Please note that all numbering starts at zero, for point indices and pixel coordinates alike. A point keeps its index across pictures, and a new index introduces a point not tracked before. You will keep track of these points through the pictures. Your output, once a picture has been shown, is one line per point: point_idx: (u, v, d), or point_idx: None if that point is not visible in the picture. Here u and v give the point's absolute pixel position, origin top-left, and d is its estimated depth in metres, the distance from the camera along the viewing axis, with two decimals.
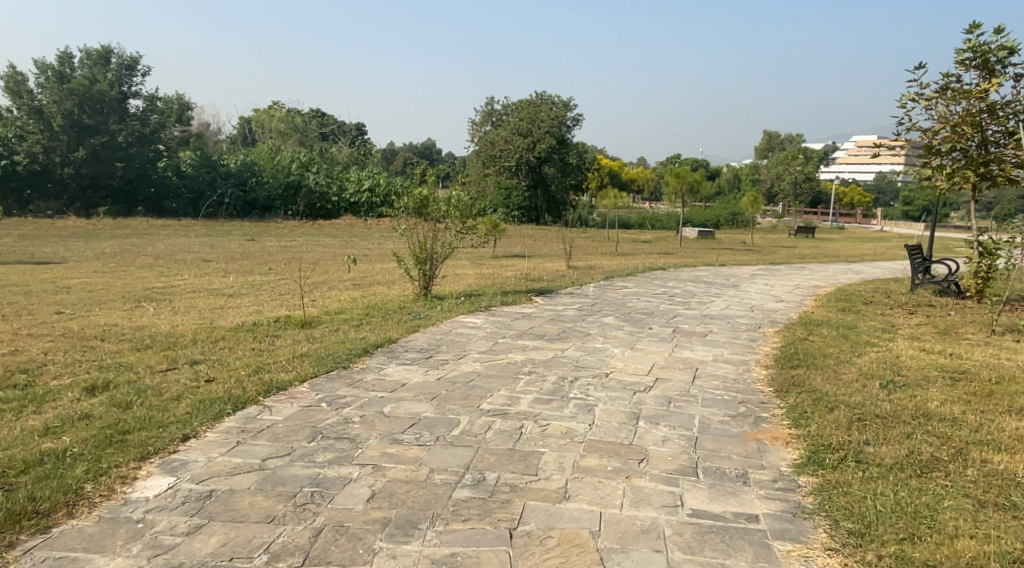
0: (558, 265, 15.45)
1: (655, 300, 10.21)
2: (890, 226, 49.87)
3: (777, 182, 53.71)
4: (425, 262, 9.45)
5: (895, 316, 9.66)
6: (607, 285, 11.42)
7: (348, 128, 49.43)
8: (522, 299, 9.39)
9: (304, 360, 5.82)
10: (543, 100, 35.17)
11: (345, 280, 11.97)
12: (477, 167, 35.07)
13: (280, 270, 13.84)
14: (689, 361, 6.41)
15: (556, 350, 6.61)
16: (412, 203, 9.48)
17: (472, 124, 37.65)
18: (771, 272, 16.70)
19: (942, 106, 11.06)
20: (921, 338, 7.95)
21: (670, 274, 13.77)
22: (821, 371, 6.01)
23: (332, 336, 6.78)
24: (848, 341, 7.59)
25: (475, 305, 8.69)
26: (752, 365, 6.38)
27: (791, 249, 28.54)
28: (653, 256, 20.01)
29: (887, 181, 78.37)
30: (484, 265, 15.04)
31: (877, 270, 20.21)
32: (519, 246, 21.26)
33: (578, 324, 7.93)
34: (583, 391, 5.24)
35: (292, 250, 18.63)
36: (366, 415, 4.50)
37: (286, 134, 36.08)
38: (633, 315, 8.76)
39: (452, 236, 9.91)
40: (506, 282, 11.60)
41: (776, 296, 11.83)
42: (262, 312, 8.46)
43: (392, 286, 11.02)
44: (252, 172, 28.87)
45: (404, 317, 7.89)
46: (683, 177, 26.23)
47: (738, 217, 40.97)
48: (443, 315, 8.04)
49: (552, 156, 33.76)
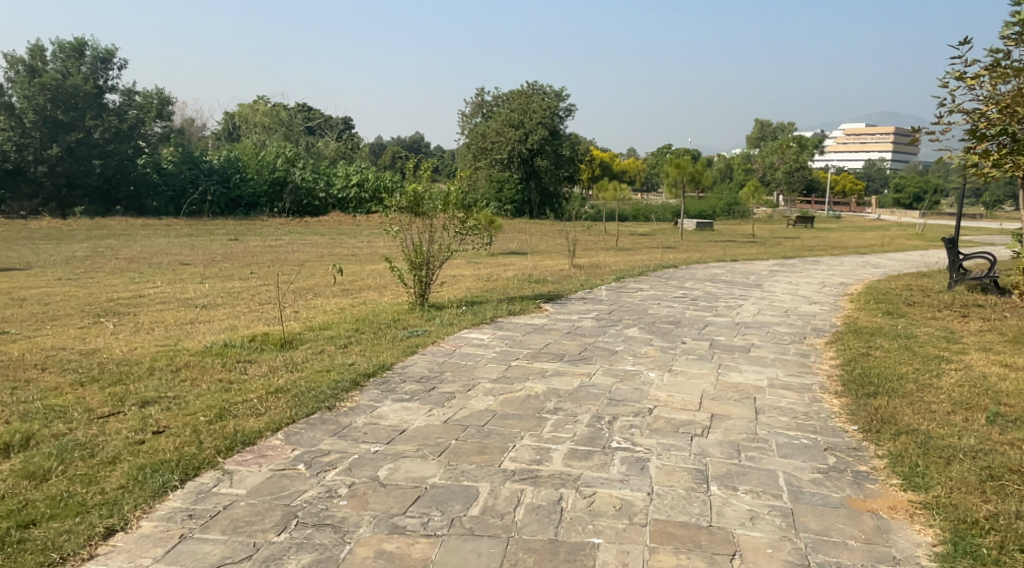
0: (560, 263, 14.40)
1: (677, 304, 9.19)
2: (885, 214, 49.02)
3: (770, 171, 52.77)
4: (421, 267, 8.42)
5: (947, 322, 8.70)
6: (621, 287, 10.37)
7: (335, 123, 48.21)
8: (531, 307, 8.33)
9: (280, 398, 4.70)
10: (535, 90, 34.03)
11: (331, 286, 10.90)
12: (468, 160, 34.02)
13: (263, 273, 12.75)
14: (743, 389, 5.37)
15: (581, 375, 5.55)
16: (404, 201, 8.28)
17: (462, 115, 36.58)
18: (786, 267, 15.71)
19: (987, 85, 10.21)
20: (994, 350, 7.00)
21: (685, 273, 12.72)
22: (908, 402, 5.03)
23: (316, 363, 5.65)
24: (913, 355, 6.62)
25: (479, 316, 7.64)
26: (819, 393, 5.38)
27: (794, 240, 27.67)
28: (657, 251, 18.97)
29: (878, 170, 77.65)
30: (482, 266, 13.98)
31: (893, 263, 19.27)
32: (515, 242, 20.23)
33: (600, 339, 6.87)
34: (629, 438, 4.19)
35: (275, 249, 17.57)
36: (355, 481, 3.43)
37: (271, 128, 35.01)
38: (659, 325, 7.72)
39: (451, 239, 8.77)
40: (510, 286, 10.55)
41: (805, 297, 10.83)
42: (236, 328, 7.34)
43: (383, 292, 9.95)
44: (235, 168, 27.87)
45: (399, 334, 6.81)
46: (683, 167, 25.09)
47: (735, 207, 40.09)
48: (444, 330, 6.96)
49: (544, 147, 32.64)
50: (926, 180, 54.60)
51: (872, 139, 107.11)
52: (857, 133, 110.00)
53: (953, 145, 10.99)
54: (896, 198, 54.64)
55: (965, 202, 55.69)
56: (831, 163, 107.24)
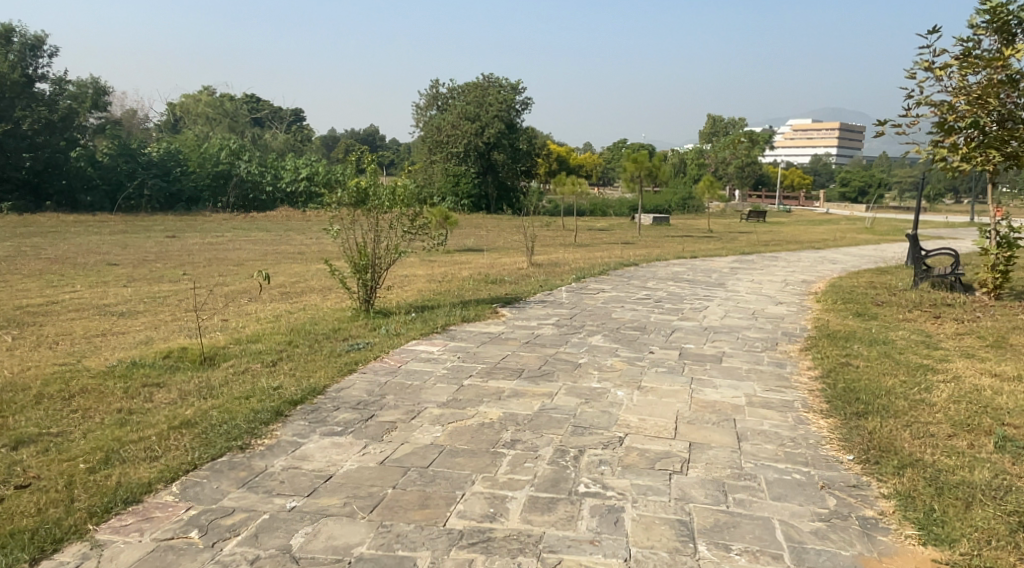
0: (517, 262, 13.75)
1: (641, 307, 8.63)
2: (834, 208, 49.52)
3: (722, 166, 52.86)
4: (365, 270, 7.64)
5: (920, 324, 8.31)
6: (580, 288, 9.76)
7: (285, 114, 46.63)
8: (486, 313, 7.66)
9: (186, 434, 3.97)
10: (491, 82, 33.33)
11: (270, 289, 10.05)
12: (423, 154, 33.24)
13: (197, 274, 11.81)
14: (721, 409, 4.78)
15: (542, 396, 4.90)
16: (348, 196, 7.43)
17: (416, 107, 35.73)
18: (746, 264, 15.31)
19: (956, 76, 9.96)
20: (978, 357, 6.58)
21: (647, 272, 12.17)
22: (904, 424, 4.50)
23: (236, 387, 4.88)
24: (897, 364, 6.14)
25: (430, 324, 6.94)
26: (803, 412, 4.83)
27: (749, 235, 27.54)
28: (615, 247, 18.45)
29: (824, 164, 78.85)
30: (436, 265, 13.26)
31: (850, 258, 19.14)
32: (471, 239, 19.51)
33: (562, 350, 6.24)
34: (598, 479, 3.55)
35: (215, 247, 16.53)
36: (261, 556, 2.79)
37: (215, 120, 33.53)
38: (624, 331, 7.13)
39: (400, 238, 8.00)
40: (463, 287, 9.86)
41: (771, 297, 10.37)
42: (152, 342, 6.50)
43: (325, 296, 9.16)
44: (176, 161, 26.41)
45: (337, 348, 6.07)
46: (641, 162, 24.64)
47: (689, 202, 40.01)
48: (389, 342, 6.23)
49: (501, 141, 31.92)
50: (870, 174, 55.42)
51: (819, 134, 108.81)
52: (805, 129, 111.75)
53: (920, 139, 10.65)
54: (842, 192, 55.26)
55: (907, 195, 56.78)
56: (779, 159, 108.66)
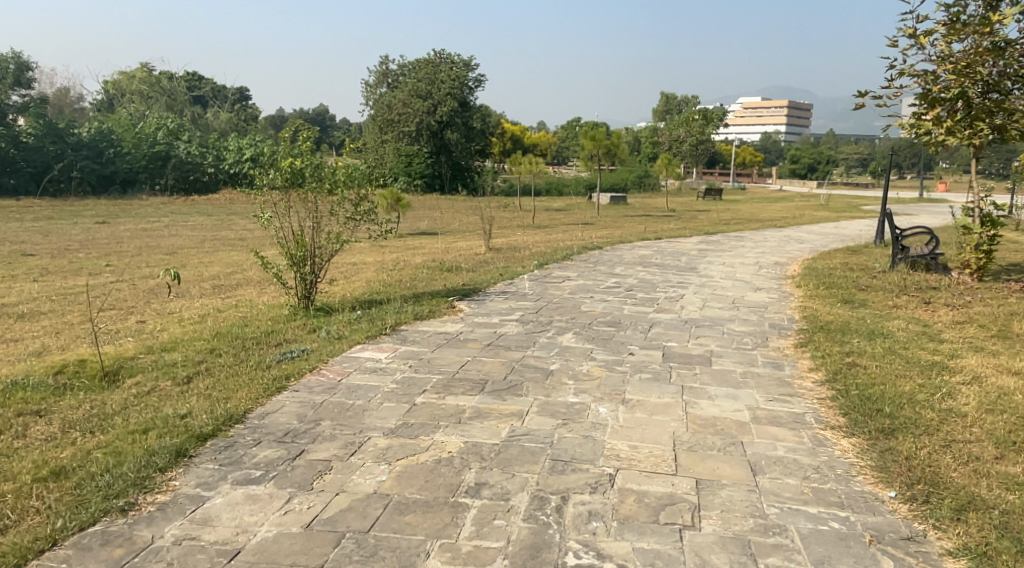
0: (474, 246, 12.88)
1: (613, 297, 7.86)
2: (784, 185, 49.47)
3: (676, 144, 52.40)
4: (304, 262, 6.66)
5: (913, 313, 7.72)
6: (544, 277, 8.92)
7: (228, 92, 44.77)
8: (442, 308, 6.80)
9: (51, 492, 3.07)
10: (442, 58, 32.20)
11: (201, 282, 8.99)
12: (374, 133, 32.01)
13: (121, 264, 10.63)
14: (725, 430, 4.04)
15: (511, 418, 4.06)
16: (280, 176, 6.42)
17: (366, 85, 34.52)
18: (713, 246, 14.65)
19: (940, 44, 9.33)
20: (988, 351, 5.96)
21: (614, 256, 11.38)
22: (941, 445, 3.82)
23: (132, 417, 3.93)
24: (907, 363, 5.47)
25: (378, 324, 6.03)
26: (820, 431, 4.11)
27: (708, 213, 27.08)
28: (576, 229, 17.67)
29: (772, 142, 79.17)
30: (388, 252, 12.33)
31: (813, 236, 18.69)
32: (425, 221, 18.53)
33: (530, 353, 5.39)
34: (590, 544, 2.78)
35: (148, 234, 15.24)
36: None
37: (152, 97, 31.76)
38: (598, 327, 6.34)
39: (342, 225, 6.99)
40: (415, 277, 8.94)
41: (748, 282, 9.68)
42: (45, 353, 5.46)
43: (262, 290, 8.16)
44: (108, 142, 24.66)
45: (267, 357, 5.10)
46: (599, 140, 23.88)
47: (646, 180, 39.45)
48: (329, 348, 5.31)
49: (454, 119, 30.84)
50: (819, 152, 55.60)
51: (767, 112, 109.69)
52: (754, 107, 112.59)
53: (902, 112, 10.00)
54: (792, 168, 55.20)
55: (853, 172, 57.18)
56: (730, 137, 109.04)
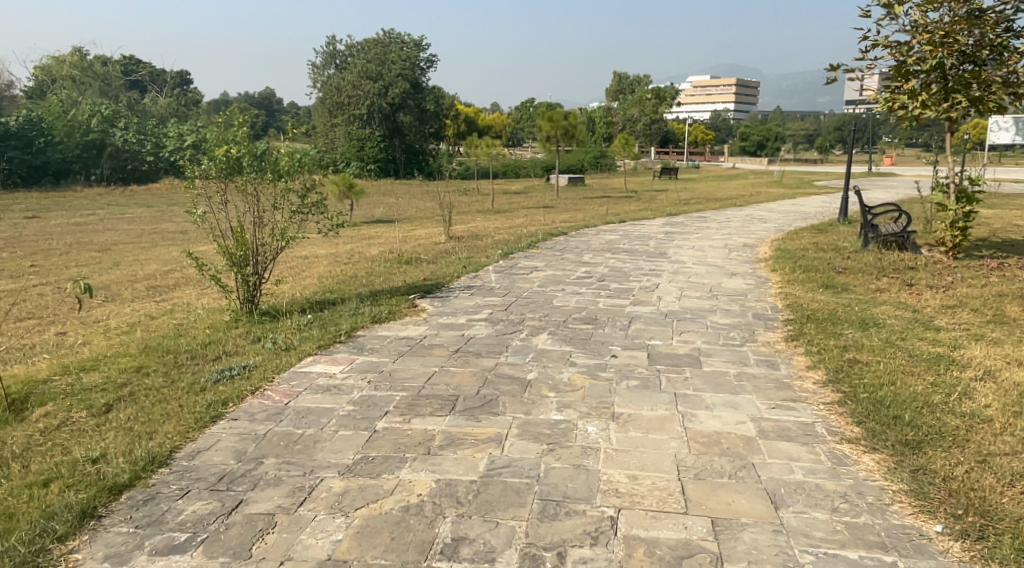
0: (432, 234, 12.25)
1: (584, 288, 7.34)
2: (738, 163, 49.52)
3: (630, 124, 52.05)
4: (246, 262, 5.97)
5: (897, 297, 7.37)
6: (510, 268, 8.36)
7: (167, 78, 43.00)
8: (402, 307, 6.20)
9: None
10: (392, 38, 31.24)
11: (136, 283, 8.21)
12: (323, 117, 30.99)
13: (48, 264, 9.75)
14: (731, 448, 3.54)
15: (488, 444, 3.50)
16: (214, 167, 5.69)
17: (313, 66, 33.40)
18: (678, 227, 14.25)
19: (915, 12, 8.86)
20: (989, 340, 5.59)
21: (579, 243, 10.86)
22: (977, 460, 3.38)
23: (33, 463, 3.27)
24: (911, 356, 5.06)
25: (332, 331, 5.40)
26: (836, 444, 3.63)
27: (667, 193, 26.75)
28: (536, 212, 17.11)
29: (723, 119, 79.51)
30: (341, 243, 11.64)
31: (775, 214, 18.41)
32: (380, 208, 17.82)
33: (503, 360, 4.83)
34: None
35: (80, 229, 14.23)
36: None
37: (84, 83, 30.14)
38: (574, 325, 5.82)
39: (287, 219, 6.28)
40: (371, 272, 8.29)
41: (722, 267, 9.25)
42: None
43: (201, 292, 7.43)
44: (38, 131, 23.21)
45: (205, 374, 4.43)
46: (557, 120, 23.32)
47: (602, 160, 39.04)
48: (275, 362, 4.67)
49: (406, 101, 29.98)
50: (768, 128, 55.78)
51: (717, 91, 110.34)
52: (704, 86, 113.21)
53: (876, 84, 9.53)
54: (742, 146, 55.13)
55: (801, 148, 57.60)
56: (681, 116, 109.24)
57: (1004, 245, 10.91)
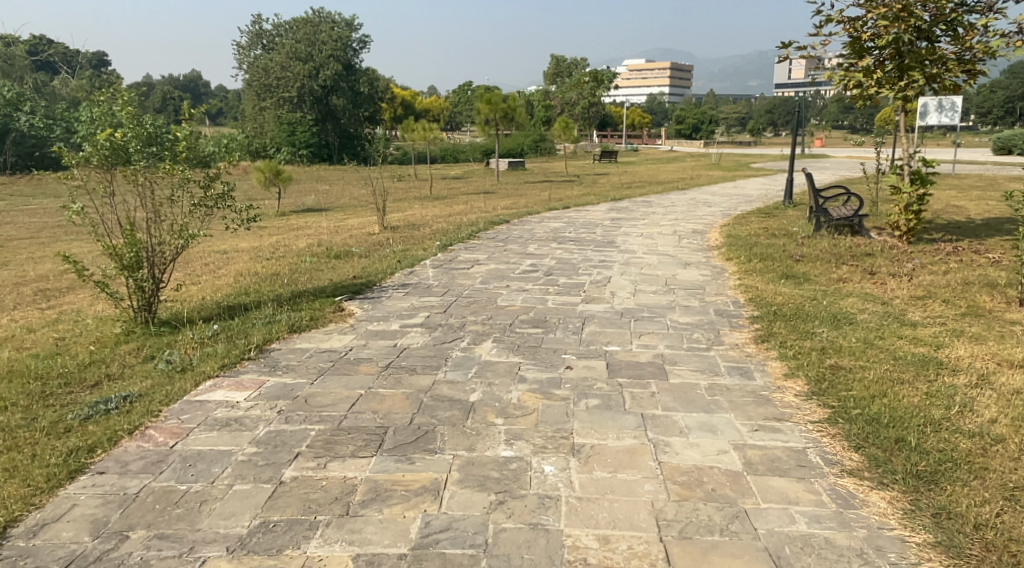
0: (365, 224, 11.42)
1: (530, 284, 6.68)
2: (675, 146, 49.51)
3: (569, 107, 51.52)
4: (139, 265, 5.12)
5: (861, 287, 6.94)
6: (449, 261, 7.65)
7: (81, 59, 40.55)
8: (325, 312, 5.44)
9: None
10: (323, 18, 29.95)
11: (22, 287, 7.20)
12: (251, 100, 29.57)
13: None
14: (717, 489, 2.95)
15: (422, 494, 2.83)
16: (95, 153, 4.82)
17: (239, 47, 31.87)
18: (624, 213, 13.70)
19: None
20: (970, 336, 5.15)
21: (522, 231, 10.21)
22: (1004, 498, 2.87)
23: None
24: (896, 360, 4.55)
25: (240, 345, 4.60)
26: (838, 479, 3.05)
27: (608, 177, 26.24)
28: (476, 199, 16.41)
29: (659, 103, 79.63)
30: (265, 236, 10.72)
31: (719, 198, 18.07)
32: (310, 197, 16.80)
33: (441, 377, 4.14)
34: None
35: None
36: None
37: None
38: (521, 330, 5.15)
39: (189, 215, 5.43)
40: (293, 269, 7.43)
41: (674, 256, 8.74)
42: None
43: (95, 297, 6.50)
44: None
45: (74, 409, 3.62)
46: (495, 102, 22.51)
47: (542, 144, 38.44)
48: (166, 388, 3.88)
49: (338, 84, 28.84)
50: (705, 111, 55.95)
51: (654, 75, 110.79)
52: (641, 70, 113.53)
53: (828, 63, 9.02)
54: (678, 129, 54.75)
55: (737, 131, 57.99)
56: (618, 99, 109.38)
57: (953, 228, 10.67)
